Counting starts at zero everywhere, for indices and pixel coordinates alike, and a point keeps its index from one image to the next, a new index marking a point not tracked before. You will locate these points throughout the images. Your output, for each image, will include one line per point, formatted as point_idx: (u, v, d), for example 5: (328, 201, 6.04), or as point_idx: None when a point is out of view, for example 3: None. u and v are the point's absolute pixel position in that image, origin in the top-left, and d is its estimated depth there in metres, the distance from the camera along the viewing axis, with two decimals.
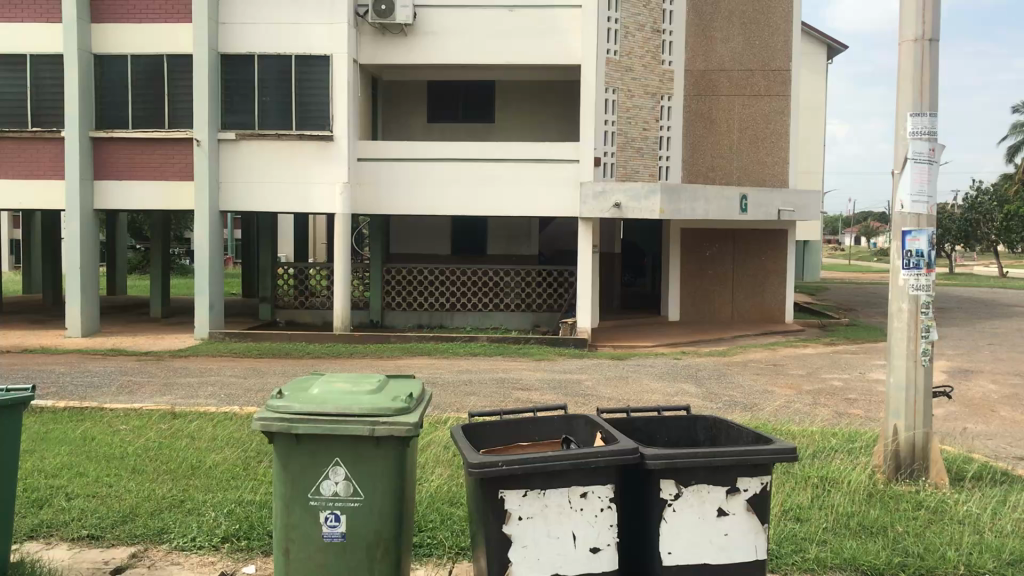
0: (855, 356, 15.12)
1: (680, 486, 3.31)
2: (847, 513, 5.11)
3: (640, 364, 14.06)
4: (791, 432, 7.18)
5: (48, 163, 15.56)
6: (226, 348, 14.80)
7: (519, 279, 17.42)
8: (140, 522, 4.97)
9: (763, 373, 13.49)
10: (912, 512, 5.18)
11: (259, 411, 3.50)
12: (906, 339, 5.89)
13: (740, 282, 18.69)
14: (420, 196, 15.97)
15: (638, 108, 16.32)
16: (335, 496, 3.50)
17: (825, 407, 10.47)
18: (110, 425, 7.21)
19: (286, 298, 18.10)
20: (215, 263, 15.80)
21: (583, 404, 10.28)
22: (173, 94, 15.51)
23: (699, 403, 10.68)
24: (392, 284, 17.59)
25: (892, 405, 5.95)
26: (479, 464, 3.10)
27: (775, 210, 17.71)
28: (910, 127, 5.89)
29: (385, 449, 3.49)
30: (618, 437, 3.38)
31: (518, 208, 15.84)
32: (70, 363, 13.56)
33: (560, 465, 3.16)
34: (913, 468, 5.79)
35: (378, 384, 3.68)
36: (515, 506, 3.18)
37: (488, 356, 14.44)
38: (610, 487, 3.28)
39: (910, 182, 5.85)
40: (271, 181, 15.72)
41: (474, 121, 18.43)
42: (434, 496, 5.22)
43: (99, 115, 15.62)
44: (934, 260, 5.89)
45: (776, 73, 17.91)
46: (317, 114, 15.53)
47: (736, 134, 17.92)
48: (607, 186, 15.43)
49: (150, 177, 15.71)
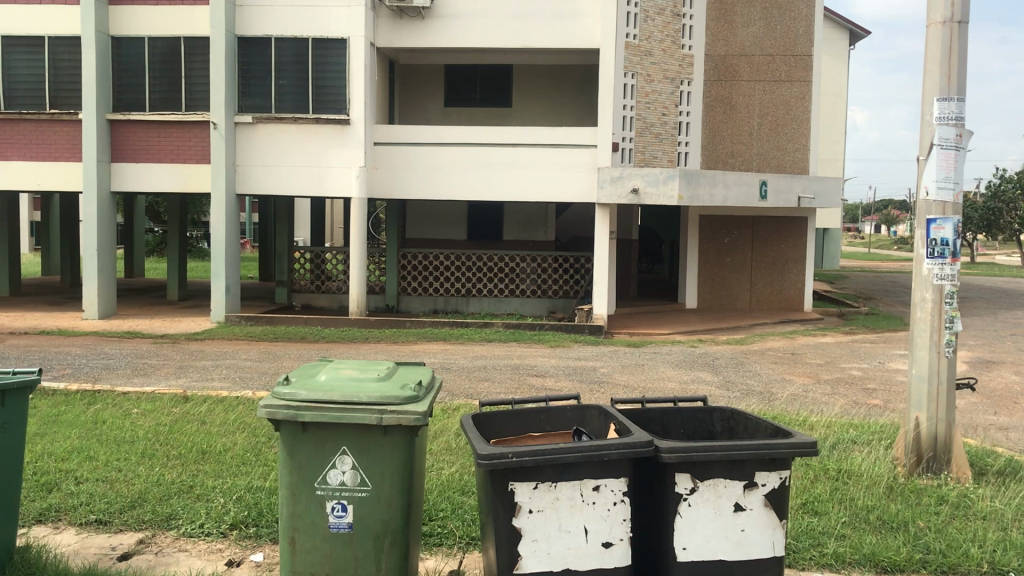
0: (875, 345, 14.96)
1: (696, 480, 3.21)
2: (867, 507, 5.00)
3: (657, 352, 13.95)
4: (808, 422, 7.05)
5: (66, 144, 15.56)
6: (241, 331, 14.76)
7: (535, 264, 17.32)
8: (149, 507, 4.93)
9: (782, 361, 13.36)
10: (934, 507, 5.06)
11: (265, 398, 3.42)
12: (930, 330, 5.73)
13: (759, 270, 18.52)
14: (436, 180, 15.87)
15: (657, 92, 16.12)
16: (342, 486, 3.42)
17: (844, 397, 10.35)
18: (121, 408, 7.16)
19: (302, 282, 18.08)
20: (232, 246, 15.78)
21: (598, 393, 10.19)
22: (191, 76, 15.47)
23: (716, 392, 10.58)
24: (408, 269, 17.53)
25: (913, 396, 5.82)
26: (488, 456, 3.01)
27: (795, 196, 17.46)
28: (936, 112, 5.75)
29: (393, 438, 3.40)
30: (632, 429, 3.28)
31: (534, 192, 15.72)
32: (87, 346, 13.57)
33: (572, 458, 3.07)
34: (935, 461, 5.65)
35: (386, 371, 3.60)
36: (525, 499, 3.10)
37: (503, 342, 14.37)
38: (623, 480, 3.18)
39: (935, 168, 5.71)
40: (288, 164, 15.66)
41: (492, 106, 18.28)
42: (446, 485, 5.15)
43: (116, 97, 15.60)
44: (960, 249, 5.71)
45: (798, 58, 17.69)
46: (333, 98, 15.46)
47: (756, 119, 17.74)
48: (624, 171, 15.31)
49: (166, 160, 15.67)
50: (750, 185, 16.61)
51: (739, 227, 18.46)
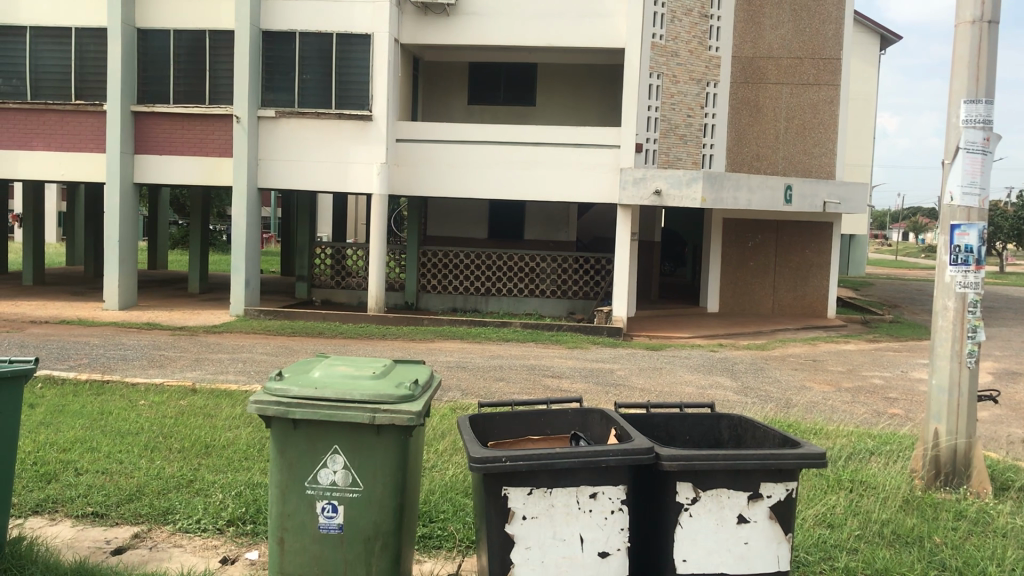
0: (898, 354, 14.72)
1: (698, 490, 3.07)
2: (883, 521, 4.83)
3: (675, 355, 13.81)
4: (825, 430, 6.88)
5: (90, 136, 15.62)
6: (259, 325, 14.75)
7: (555, 264, 17.19)
8: (147, 501, 4.85)
9: (802, 368, 13.16)
10: (952, 522, 4.90)
11: (256, 393, 3.32)
12: (952, 339, 5.52)
13: (782, 275, 18.31)
14: (457, 177, 15.78)
15: (683, 94, 15.95)
16: (333, 486, 3.32)
17: (864, 406, 10.16)
18: (128, 400, 7.11)
19: (322, 277, 18.07)
20: (252, 241, 15.78)
21: (613, 396, 10.04)
22: (214, 70, 15.46)
23: (733, 397, 10.42)
24: (428, 267, 17.47)
25: (933, 407, 5.63)
26: (481, 460, 2.91)
27: (820, 201, 17.22)
28: (963, 114, 5.52)
29: (386, 439, 3.30)
30: (633, 433, 3.15)
31: (555, 192, 15.59)
32: (105, 336, 13.59)
33: (568, 463, 2.95)
34: (954, 475, 5.46)
35: (383, 368, 3.49)
36: (519, 505, 2.98)
37: (520, 342, 14.26)
38: (622, 488, 3.04)
39: (961, 173, 5.46)
40: (309, 159, 15.61)
41: (515, 104, 18.18)
42: (448, 486, 5.04)
43: (141, 89, 15.63)
44: (984, 256, 5.50)
45: (827, 62, 17.46)
46: (355, 94, 15.40)
47: (782, 123, 17.53)
48: (647, 172, 15.12)
49: (189, 153, 15.70)
50: (775, 189, 16.39)
51: (763, 230, 18.25)
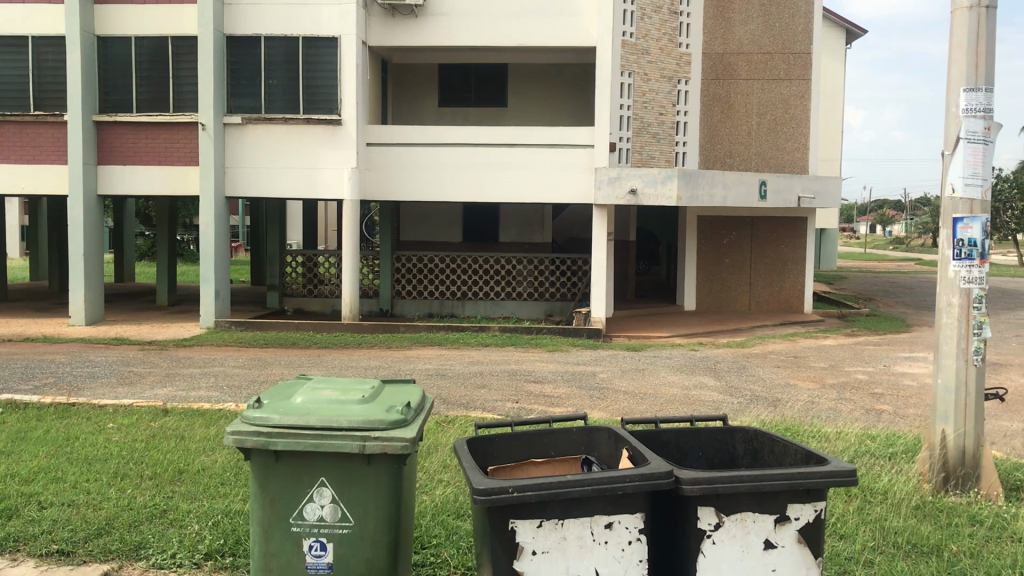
0: (879, 347, 14.63)
1: (721, 514, 2.83)
2: (896, 529, 4.61)
3: (657, 355, 13.61)
4: (823, 432, 6.65)
5: (51, 147, 15.16)
6: (232, 337, 14.36)
7: (531, 267, 16.94)
8: (117, 535, 4.54)
9: (785, 365, 13.01)
10: (966, 528, 4.68)
11: (233, 423, 3.03)
12: (957, 337, 5.32)
13: (759, 272, 18.18)
14: (430, 181, 15.47)
15: (655, 91, 15.77)
16: (320, 522, 3.04)
17: (850, 403, 10.00)
18: (96, 423, 6.76)
19: (294, 285, 17.69)
20: (222, 251, 15.39)
21: (598, 400, 9.81)
22: (178, 77, 15.08)
23: (719, 397, 10.23)
24: (402, 272, 17.15)
25: (938, 407, 5.42)
26: (485, 491, 2.64)
27: (795, 197, 17.12)
28: (962, 104, 5.30)
29: (377, 467, 3.02)
30: (648, 456, 2.90)
31: (530, 194, 15.33)
32: (71, 353, 13.16)
33: (581, 492, 2.69)
34: (964, 477, 5.24)
35: (371, 391, 3.21)
36: (528, 540, 2.72)
37: (500, 347, 13.99)
38: (640, 516, 2.79)
39: (962, 163, 5.26)
40: (278, 166, 15.25)
41: (486, 106, 17.92)
42: (439, 507, 4.77)
43: (102, 98, 15.20)
44: (988, 249, 5.31)
45: (797, 56, 17.36)
46: (323, 98, 15.08)
47: (755, 119, 17.40)
48: (622, 171, 14.94)
49: (154, 163, 15.26)
50: (750, 185, 16.23)
51: (738, 227, 18.11)
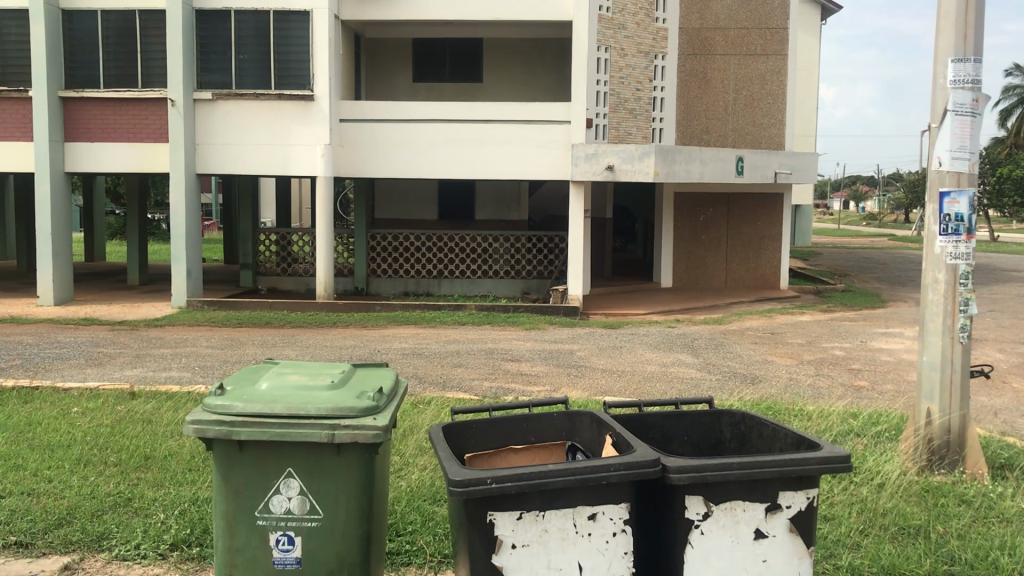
0: (855, 323, 14.63)
1: (710, 503, 2.70)
2: (883, 510, 4.52)
3: (635, 332, 13.51)
4: (805, 411, 6.55)
5: (15, 124, 14.77)
6: (204, 317, 14.11)
7: (508, 244, 16.76)
8: (79, 525, 4.35)
9: (762, 341, 12.95)
10: (952, 509, 4.60)
11: (194, 411, 2.86)
12: (943, 314, 5.22)
13: (736, 248, 18.11)
14: (405, 158, 15.21)
15: (631, 67, 15.62)
16: (288, 514, 2.88)
17: (828, 379, 9.96)
18: (60, 407, 6.54)
19: (268, 264, 17.42)
20: (193, 229, 15.10)
21: (576, 378, 9.70)
22: (146, 51, 14.71)
23: (698, 375, 10.15)
24: (377, 250, 16.92)
25: (924, 385, 5.33)
26: (462, 483, 2.49)
27: (772, 172, 17.00)
28: (951, 76, 5.17)
29: (348, 457, 2.86)
30: (633, 442, 2.76)
31: (506, 171, 15.12)
32: (39, 334, 12.87)
33: (563, 482, 2.55)
34: (949, 456, 5.17)
35: (341, 376, 3.05)
36: (507, 533, 2.57)
37: (476, 325, 13.85)
38: (625, 507, 2.65)
39: (949, 136, 5.15)
40: (250, 142, 14.94)
41: (462, 81, 17.66)
42: (413, 492, 4.62)
43: (68, 73, 14.80)
44: (975, 224, 5.19)
45: (773, 31, 17.21)
46: (295, 73, 14.80)
47: (731, 94, 17.26)
48: (599, 147, 14.76)
49: (123, 140, 14.90)
50: (727, 161, 16.10)
51: (714, 204, 18.02)
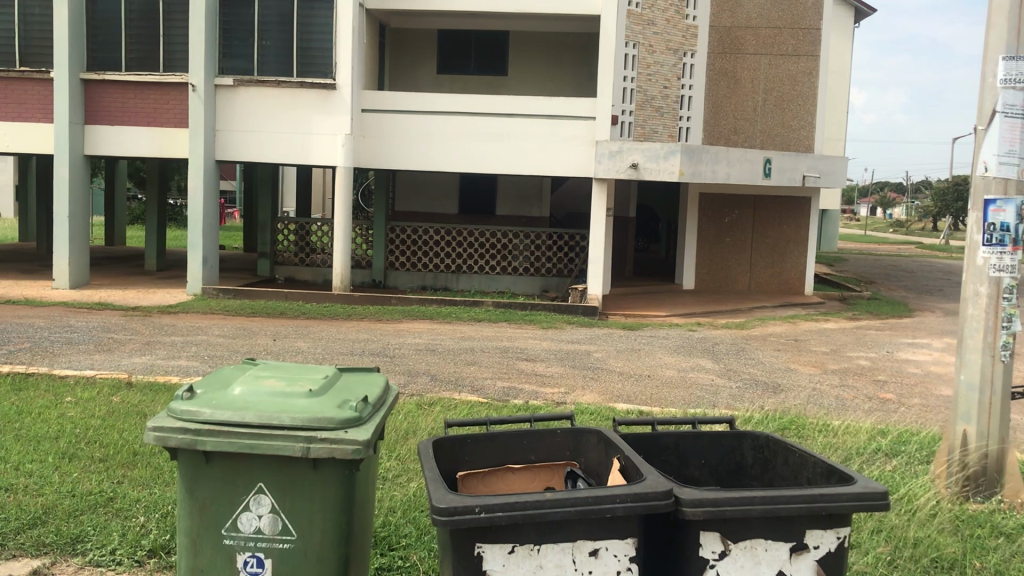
0: (881, 332, 14.22)
1: (727, 541, 2.40)
2: (916, 539, 4.19)
3: (654, 335, 13.18)
4: (831, 426, 6.22)
5: (36, 105, 14.62)
6: (217, 305, 13.92)
7: (528, 241, 16.46)
8: (53, 526, 4.09)
9: (785, 348, 12.60)
10: (989, 541, 4.26)
11: (158, 417, 2.68)
12: (984, 330, 4.87)
13: (760, 251, 17.73)
14: (425, 151, 14.94)
15: (659, 64, 15.29)
16: (258, 534, 2.71)
17: (853, 391, 9.62)
18: (53, 397, 6.31)
19: (286, 254, 17.21)
20: (211, 216, 14.89)
21: (592, 381, 9.41)
22: (169, 35, 14.50)
23: (719, 381, 9.83)
24: (396, 243, 16.66)
25: (960, 406, 4.98)
26: (447, 511, 2.20)
27: (800, 175, 16.58)
28: (1001, 74, 4.82)
29: (324, 473, 2.68)
30: (644, 469, 2.46)
31: (529, 166, 14.81)
32: (52, 317, 12.70)
33: (562, 514, 2.25)
34: (985, 483, 4.84)
35: (322, 382, 2.85)
36: (497, 568, 2.28)
37: (492, 322, 13.57)
38: (632, 543, 2.35)
39: (998, 140, 4.79)
40: (269, 130, 14.70)
41: (486, 73, 17.35)
42: (410, 502, 4.33)
43: (90, 55, 14.62)
44: (1021, 235, 4.85)
45: (806, 31, 16.80)
46: (318, 61, 14.56)
47: (761, 94, 16.86)
48: (624, 145, 14.38)
49: (143, 124, 14.69)
50: (754, 163, 15.70)
51: (740, 206, 17.63)
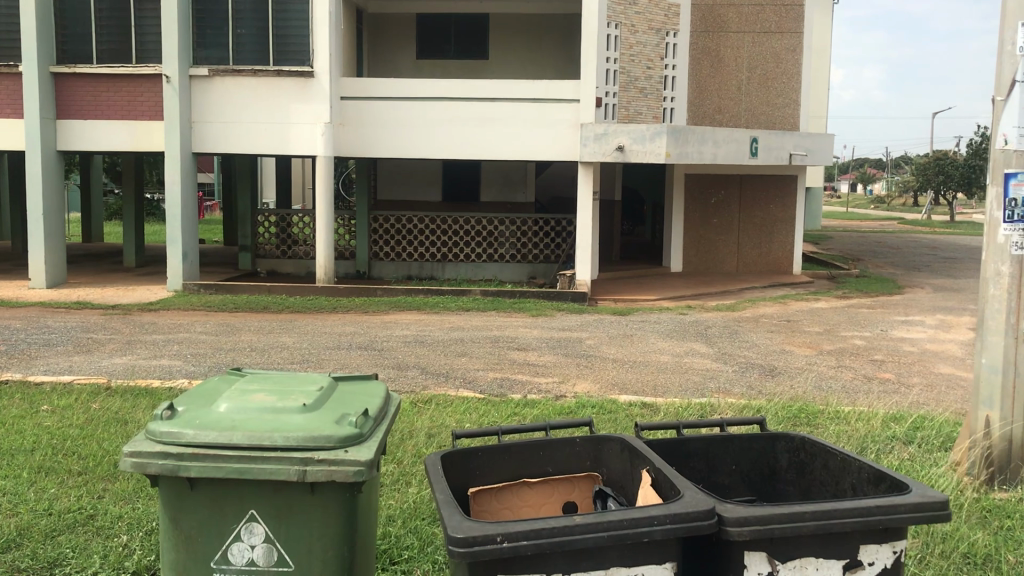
0: (873, 310, 14.06)
1: (775, 561, 2.15)
2: (943, 533, 3.97)
3: (646, 320, 12.95)
4: (838, 412, 6.00)
5: (6, 101, 14.20)
6: (199, 301, 13.57)
7: (514, 228, 16.19)
8: (28, 549, 3.81)
9: (779, 329, 12.40)
10: (1018, 533, 4.06)
11: (138, 440, 2.45)
12: (1007, 311, 4.66)
13: (747, 231, 17.53)
14: (407, 138, 14.60)
15: (642, 44, 15.02)
16: (251, 565, 2.49)
17: (852, 372, 9.42)
18: (28, 406, 6.00)
19: (267, 246, 16.87)
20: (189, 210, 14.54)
21: (586, 369, 9.16)
22: (140, 26, 14.12)
23: (715, 366, 9.61)
24: (380, 233, 16.37)
25: (981, 391, 4.78)
26: (464, 544, 1.96)
27: (787, 154, 16.35)
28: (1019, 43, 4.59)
29: (323, 498, 2.46)
30: (680, 484, 2.22)
31: (513, 151, 14.52)
32: (28, 319, 12.32)
33: (594, 540, 2.01)
34: (1009, 471, 4.64)
35: (318, 395, 2.60)
36: None
37: (481, 311, 13.30)
38: (670, 567, 2.10)
39: (1017, 110, 4.57)
40: (246, 121, 14.33)
41: (466, 57, 17.03)
42: (409, 510, 4.07)
43: (60, 49, 14.21)
44: None
45: (789, 8, 16.51)
46: (294, 49, 14.21)
47: (744, 73, 16.63)
48: (609, 127, 14.11)
49: (116, 117, 14.29)
50: (740, 142, 15.48)
51: (727, 186, 17.42)
